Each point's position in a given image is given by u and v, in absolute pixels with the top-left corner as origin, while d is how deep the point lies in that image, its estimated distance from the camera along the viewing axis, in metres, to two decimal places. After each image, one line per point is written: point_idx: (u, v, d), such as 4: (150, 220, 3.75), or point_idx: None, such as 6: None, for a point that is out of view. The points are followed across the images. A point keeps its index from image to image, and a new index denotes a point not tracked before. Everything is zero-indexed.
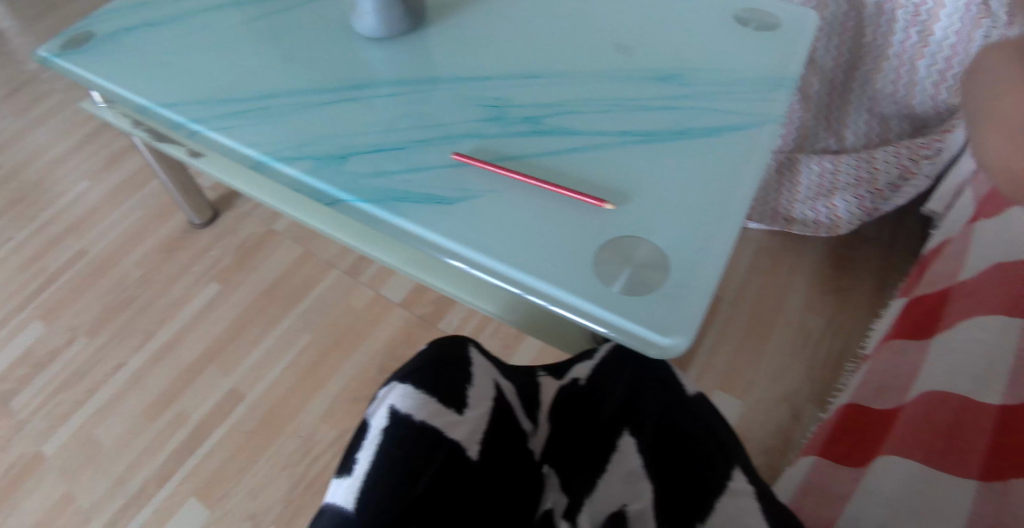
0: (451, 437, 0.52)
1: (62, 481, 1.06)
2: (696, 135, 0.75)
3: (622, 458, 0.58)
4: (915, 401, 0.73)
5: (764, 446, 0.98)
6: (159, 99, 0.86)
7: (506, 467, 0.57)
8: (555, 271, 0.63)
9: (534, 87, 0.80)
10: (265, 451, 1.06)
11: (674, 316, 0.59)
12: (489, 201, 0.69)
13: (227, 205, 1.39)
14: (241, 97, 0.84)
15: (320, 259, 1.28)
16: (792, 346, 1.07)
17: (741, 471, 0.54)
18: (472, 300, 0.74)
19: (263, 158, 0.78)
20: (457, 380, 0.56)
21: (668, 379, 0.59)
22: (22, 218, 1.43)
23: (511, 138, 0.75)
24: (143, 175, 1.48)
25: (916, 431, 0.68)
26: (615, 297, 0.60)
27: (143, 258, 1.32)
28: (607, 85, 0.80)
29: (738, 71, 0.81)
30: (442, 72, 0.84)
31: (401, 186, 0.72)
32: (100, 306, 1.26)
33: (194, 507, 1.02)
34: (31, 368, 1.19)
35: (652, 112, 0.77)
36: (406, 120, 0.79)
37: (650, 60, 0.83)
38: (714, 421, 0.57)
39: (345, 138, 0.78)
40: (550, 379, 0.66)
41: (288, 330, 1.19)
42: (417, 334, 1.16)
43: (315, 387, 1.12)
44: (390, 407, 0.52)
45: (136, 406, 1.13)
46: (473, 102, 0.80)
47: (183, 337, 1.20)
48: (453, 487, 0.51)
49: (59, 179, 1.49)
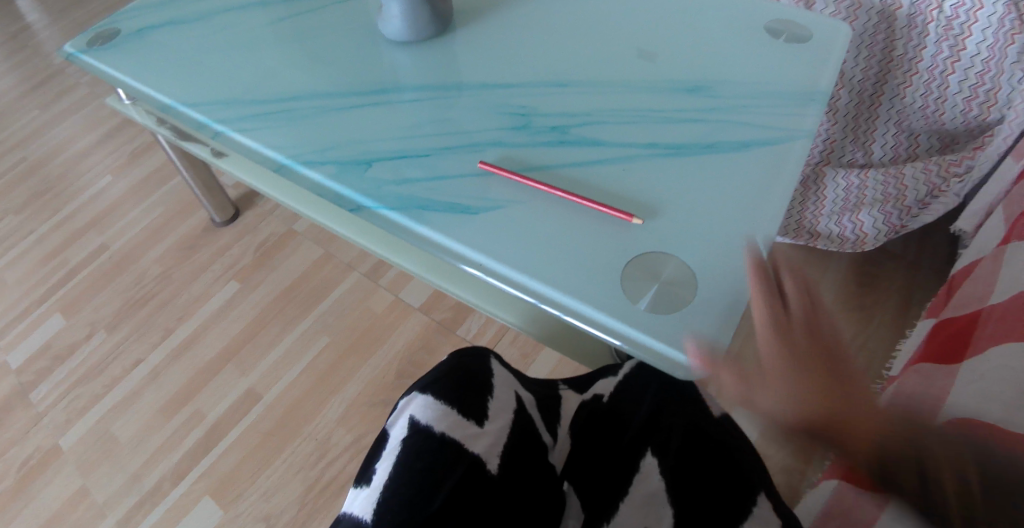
0: (471, 451, 0.50)
1: (78, 475, 1.07)
2: (725, 149, 0.73)
3: (644, 479, 0.57)
4: None
5: (784, 465, 0.97)
6: (184, 99, 0.86)
7: (530, 477, 0.53)
8: (576, 285, 0.62)
9: (560, 96, 0.79)
10: (281, 452, 1.06)
11: (700, 335, 0.57)
12: (514, 211, 0.68)
13: (248, 204, 1.39)
14: (263, 98, 0.84)
15: (339, 261, 1.28)
16: None
17: (766, 496, 0.54)
18: (492, 310, 0.73)
19: (286, 161, 0.77)
20: (478, 393, 0.54)
21: (691, 400, 0.61)
22: (46, 211, 1.44)
23: (536, 147, 0.74)
24: (166, 171, 1.49)
25: None
26: (640, 315, 0.59)
27: (163, 255, 1.33)
28: (634, 95, 0.79)
29: (769, 83, 0.79)
30: (467, 78, 0.83)
31: (425, 193, 0.72)
32: (121, 301, 1.27)
33: (209, 505, 1.03)
34: (52, 359, 1.20)
35: (681, 124, 0.76)
36: (430, 126, 0.78)
37: (679, 70, 0.82)
38: (734, 449, 0.57)
39: (370, 143, 0.77)
40: (572, 394, 0.64)
41: (306, 332, 1.19)
42: (435, 339, 1.15)
43: (333, 390, 1.12)
44: (410, 418, 0.51)
45: (153, 403, 1.13)
46: (499, 110, 0.79)
47: (201, 335, 1.21)
48: (475, 500, 0.47)
49: (82, 173, 1.51)
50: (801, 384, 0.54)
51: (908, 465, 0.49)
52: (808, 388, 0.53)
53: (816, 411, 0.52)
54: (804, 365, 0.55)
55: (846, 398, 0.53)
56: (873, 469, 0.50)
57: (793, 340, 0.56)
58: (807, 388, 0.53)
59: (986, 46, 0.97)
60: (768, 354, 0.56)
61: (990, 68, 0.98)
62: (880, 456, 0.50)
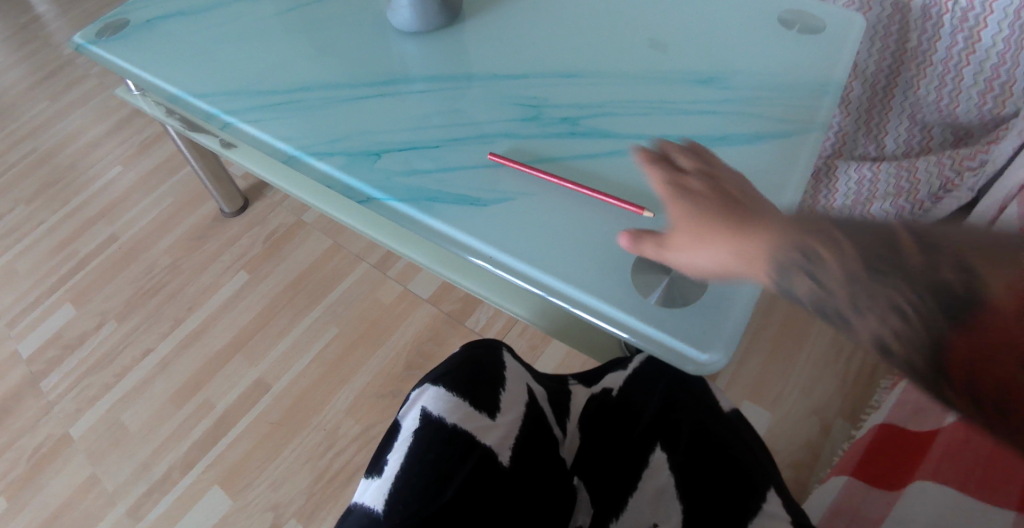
0: (484, 443, 0.50)
1: (88, 464, 1.08)
2: (737, 142, 0.72)
3: (653, 475, 0.56)
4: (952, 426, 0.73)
5: (793, 459, 0.96)
6: (194, 89, 0.86)
7: (538, 472, 0.52)
8: (587, 278, 0.61)
9: (570, 86, 0.79)
10: (290, 442, 1.07)
11: (711, 330, 0.57)
12: (525, 204, 0.68)
13: (257, 194, 1.39)
14: (273, 89, 0.84)
15: (348, 252, 1.28)
16: (823, 357, 1.05)
17: (776, 492, 0.53)
18: (500, 302, 0.72)
19: (296, 152, 0.77)
20: (490, 385, 0.54)
21: (700, 395, 0.58)
22: (56, 201, 1.45)
23: (546, 138, 0.74)
24: (175, 161, 1.49)
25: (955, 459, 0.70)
26: (650, 310, 0.58)
27: (173, 245, 1.33)
28: (646, 87, 0.78)
29: (782, 74, 0.78)
30: (477, 69, 0.82)
31: (434, 185, 0.71)
32: (130, 291, 1.27)
33: (217, 495, 1.03)
34: (62, 349, 1.21)
35: (692, 116, 0.75)
36: (439, 117, 0.78)
37: (691, 61, 0.81)
38: (742, 446, 0.55)
39: (379, 134, 0.77)
40: (581, 387, 0.63)
41: (314, 323, 1.19)
42: (444, 331, 1.15)
43: (342, 380, 1.12)
44: (422, 409, 0.51)
45: (162, 392, 1.14)
46: (508, 101, 0.78)
47: (210, 325, 1.21)
48: (485, 493, 0.47)
49: (93, 163, 1.51)
50: (696, 220, 0.54)
51: (800, 274, 0.45)
52: (709, 225, 0.53)
53: (716, 236, 0.52)
54: (710, 206, 0.55)
55: (743, 219, 0.51)
56: (771, 276, 0.47)
57: (690, 195, 0.58)
58: (710, 220, 0.53)
59: (1001, 39, 0.94)
60: (677, 213, 0.57)
61: (1006, 61, 0.95)
62: (773, 258, 0.47)
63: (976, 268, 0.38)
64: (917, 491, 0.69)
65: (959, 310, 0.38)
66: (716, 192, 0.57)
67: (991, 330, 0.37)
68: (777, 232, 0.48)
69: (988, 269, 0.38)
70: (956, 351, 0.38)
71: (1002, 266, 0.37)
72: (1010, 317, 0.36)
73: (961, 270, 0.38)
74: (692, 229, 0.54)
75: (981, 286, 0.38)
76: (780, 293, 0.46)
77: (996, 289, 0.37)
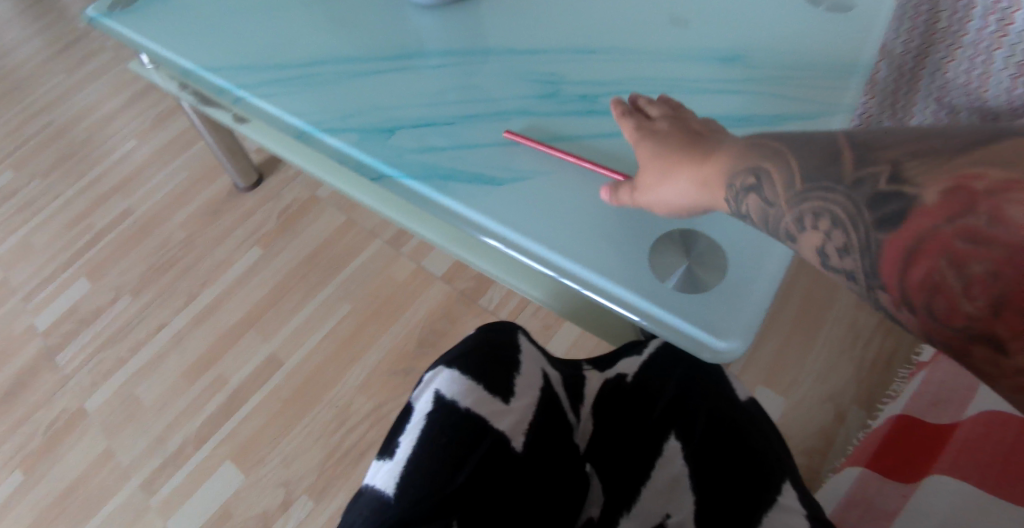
0: (496, 428, 0.49)
1: (103, 437, 1.09)
2: (760, 122, 0.70)
3: (667, 463, 0.55)
4: (972, 420, 0.71)
5: (806, 446, 0.95)
6: (206, 63, 0.85)
7: (551, 458, 0.52)
8: (603, 261, 0.60)
9: (589, 63, 0.77)
10: (302, 418, 1.07)
11: (730, 315, 0.56)
12: (541, 183, 0.66)
13: (271, 169, 1.38)
14: (286, 63, 0.82)
15: (362, 228, 1.26)
16: (841, 343, 1.03)
17: (790, 485, 0.51)
18: (512, 282, 0.70)
19: (308, 128, 0.76)
20: (505, 368, 0.53)
21: (719, 385, 0.57)
22: (71, 174, 1.45)
23: (564, 116, 0.72)
24: (190, 135, 1.48)
25: (975, 455, 0.68)
26: (668, 293, 0.57)
27: (187, 220, 1.33)
28: (668, 64, 0.76)
29: (807, 55, 0.76)
30: (493, 43, 0.80)
31: (448, 162, 0.70)
32: (145, 265, 1.28)
33: (230, 470, 1.04)
34: (78, 323, 1.22)
35: (714, 95, 0.73)
36: (454, 92, 0.76)
37: (715, 38, 0.78)
38: (759, 438, 0.54)
39: (392, 110, 0.76)
40: (595, 372, 0.61)
41: (327, 300, 1.18)
42: (457, 309, 1.14)
43: (354, 357, 1.12)
44: (435, 392, 0.50)
45: (176, 367, 1.15)
46: (524, 77, 0.76)
47: (224, 301, 1.21)
48: (496, 478, 0.47)
49: (108, 136, 1.51)
50: (660, 155, 0.56)
51: (748, 194, 0.49)
52: (671, 158, 0.55)
53: (677, 165, 0.54)
54: (671, 139, 0.57)
55: (701, 146, 0.54)
56: (726, 198, 0.51)
57: (655, 133, 0.59)
58: (672, 153, 0.56)
59: None
60: (640, 152, 0.59)
61: None
62: (727, 179, 0.51)
63: (905, 174, 0.41)
64: (933, 483, 0.69)
65: (892, 222, 0.41)
66: (677, 127, 0.59)
67: (925, 240, 0.39)
68: (731, 155, 0.51)
69: (920, 177, 0.41)
70: (899, 270, 0.40)
71: (937, 172, 0.40)
72: (940, 225, 0.39)
73: (890, 179, 0.42)
74: (658, 165, 0.56)
75: (912, 192, 0.40)
76: (734, 213, 0.51)
77: (929, 191, 0.40)
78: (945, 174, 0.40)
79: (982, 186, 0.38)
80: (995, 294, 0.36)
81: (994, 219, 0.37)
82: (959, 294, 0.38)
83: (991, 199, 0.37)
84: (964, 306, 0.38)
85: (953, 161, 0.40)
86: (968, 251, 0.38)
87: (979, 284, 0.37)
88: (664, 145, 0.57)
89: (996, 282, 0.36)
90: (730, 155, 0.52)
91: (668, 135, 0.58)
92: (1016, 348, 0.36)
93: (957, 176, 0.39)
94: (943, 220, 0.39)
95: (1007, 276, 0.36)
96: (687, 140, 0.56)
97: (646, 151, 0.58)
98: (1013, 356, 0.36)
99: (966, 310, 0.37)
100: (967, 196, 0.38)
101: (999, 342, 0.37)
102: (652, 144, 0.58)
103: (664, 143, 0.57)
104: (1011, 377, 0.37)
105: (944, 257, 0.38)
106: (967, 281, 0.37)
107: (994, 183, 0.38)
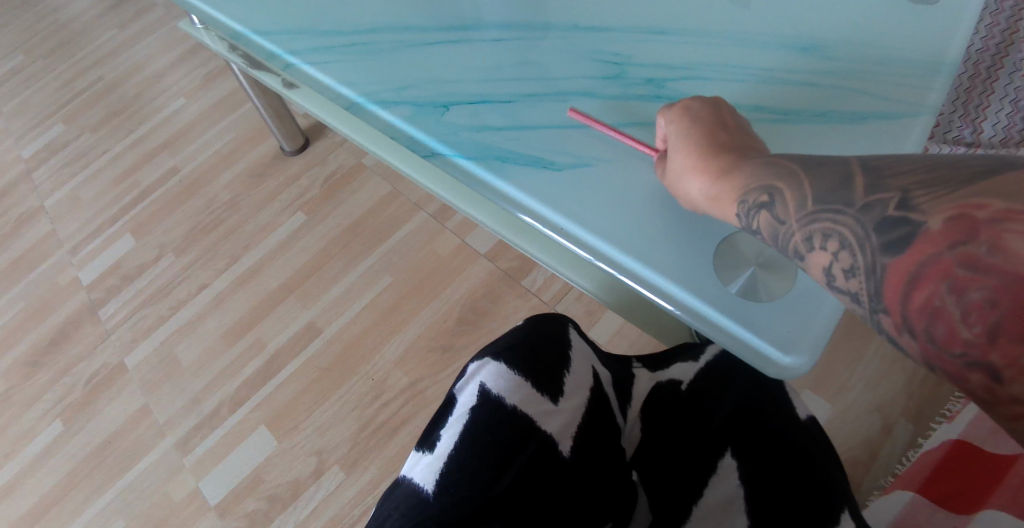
0: (543, 429, 0.47)
1: (143, 393, 1.12)
2: (839, 120, 0.66)
3: (721, 480, 0.53)
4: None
5: (849, 455, 0.92)
6: (257, 26, 0.83)
7: (600, 464, 0.50)
8: (658, 259, 0.57)
9: (657, 45, 0.72)
10: (338, 388, 1.07)
11: (792, 328, 0.53)
12: (603, 172, 0.63)
13: (319, 134, 1.36)
14: (340, 30, 0.80)
15: (406, 200, 1.24)
16: (893, 352, 0.98)
17: (849, 515, 0.47)
18: (562, 270, 0.66)
19: (359, 99, 0.74)
20: (554, 363, 0.51)
21: (780, 400, 0.55)
22: (120, 129, 1.47)
23: (628, 101, 0.68)
24: (238, 96, 1.47)
25: None
26: (736, 300, 0.54)
27: (232, 181, 1.33)
28: (739, 50, 0.71)
29: (894, 46, 0.70)
30: (555, 18, 0.76)
31: (504, 143, 0.67)
32: (190, 225, 1.28)
33: (264, 434, 1.05)
34: (122, 279, 1.24)
35: (788, 87, 0.68)
36: (513, 69, 0.73)
37: (794, 22, 0.72)
38: (824, 462, 0.50)
39: (448, 84, 0.73)
40: (644, 371, 0.61)
41: (369, 271, 1.17)
42: (499, 289, 1.11)
43: (392, 330, 1.11)
44: (480, 385, 0.48)
45: (215, 330, 1.16)
46: (585, 57, 0.73)
47: (266, 265, 1.21)
48: (541, 483, 0.45)
49: (159, 93, 1.51)
50: (692, 145, 0.53)
51: (759, 211, 0.48)
52: (700, 150, 0.53)
53: (703, 163, 0.52)
54: (704, 128, 0.54)
55: (727, 151, 0.52)
56: (737, 214, 0.49)
57: (690, 116, 0.56)
58: (701, 146, 0.53)
59: None
60: (674, 133, 0.56)
61: None
62: (739, 195, 0.49)
63: (912, 201, 0.40)
64: (988, 516, 0.66)
65: (899, 246, 0.40)
66: (713, 116, 0.55)
67: (928, 265, 0.39)
68: (749, 170, 0.49)
69: (926, 204, 0.40)
70: (902, 294, 0.40)
71: (942, 200, 0.39)
72: (943, 252, 0.38)
73: (900, 206, 0.41)
74: (687, 154, 0.53)
75: (919, 219, 0.40)
76: (744, 229, 0.50)
77: (934, 218, 0.39)
78: (951, 202, 0.39)
79: (983, 215, 0.37)
80: (991, 322, 0.36)
81: (993, 249, 0.36)
82: (957, 320, 0.38)
83: (991, 229, 0.37)
84: (962, 333, 0.37)
85: (958, 189, 0.39)
86: (968, 278, 0.37)
87: (976, 311, 0.37)
88: (696, 134, 0.54)
89: (992, 310, 0.36)
90: (750, 168, 0.50)
91: (701, 121, 0.55)
92: (1011, 376, 0.36)
93: (961, 204, 0.38)
94: (945, 247, 0.38)
95: (1004, 305, 0.36)
96: (723, 140, 0.53)
97: (678, 137, 0.55)
98: (1007, 384, 0.36)
99: (963, 336, 0.37)
100: (969, 225, 0.38)
101: (994, 369, 0.37)
102: (685, 130, 0.55)
103: (697, 131, 0.54)
104: (1006, 404, 0.37)
105: (945, 284, 0.38)
106: (965, 308, 0.37)
107: (995, 212, 0.37)
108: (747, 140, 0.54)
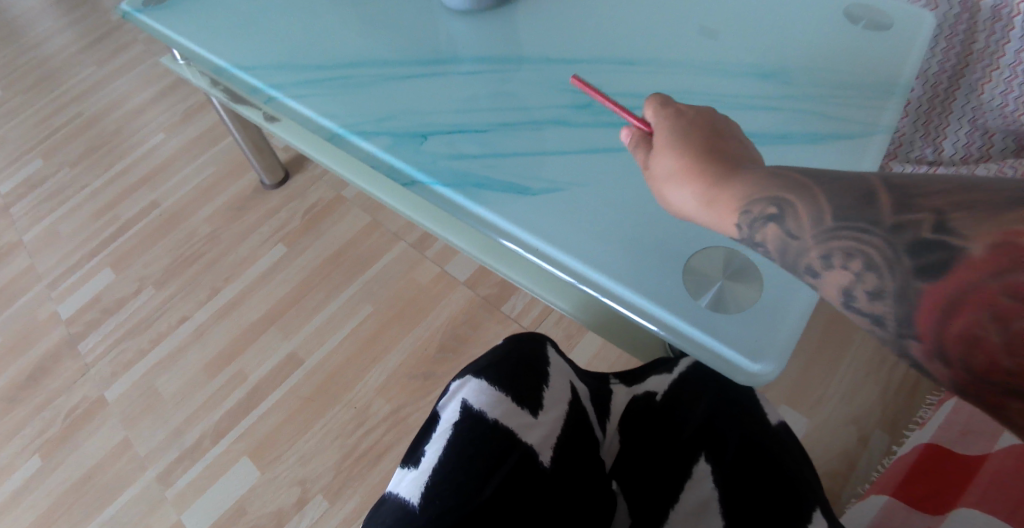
0: (524, 441, 0.48)
1: (122, 427, 1.10)
2: (799, 140, 0.69)
3: (696, 486, 0.54)
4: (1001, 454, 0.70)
5: (827, 467, 0.94)
6: (239, 62, 0.85)
7: (579, 474, 0.51)
8: (636, 277, 0.59)
9: (628, 75, 0.76)
10: (321, 417, 1.07)
11: (764, 338, 0.55)
12: (579, 195, 0.65)
13: (298, 167, 1.38)
14: (320, 65, 0.82)
15: (386, 230, 1.26)
16: (866, 366, 1.00)
17: (821, 512, 0.50)
18: (543, 293, 0.68)
19: (341, 130, 0.76)
20: (535, 378, 0.53)
21: (751, 408, 0.56)
22: (100, 164, 1.47)
23: (599, 127, 0.71)
24: (217, 130, 1.49)
25: (1002, 487, 0.67)
26: (704, 313, 0.56)
27: (212, 215, 1.34)
28: (704, 77, 0.74)
29: (850, 72, 0.74)
30: (530, 52, 0.79)
31: (482, 170, 0.70)
32: (170, 258, 1.28)
33: (246, 465, 1.04)
34: (100, 312, 1.23)
35: (752, 111, 0.71)
36: (489, 99, 0.76)
37: (755, 50, 0.76)
38: (794, 466, 0.53)
39: (426, 115, 0.76)
40: (621, 387, 0.63)
41: (350, 300, 1.18)
42: (479, 315, 1.13)
43: (374, 358, 1.12)
44: (462, 402, 0.49)
45: (195, 362, 1.15)
46: (559, 87, 0.76)
47: (247, 296, 1.22)
48: (526, 492, 0.46)
49: (138, 129, 1.52)
50: (679, 154, 0.55)
51: (768, 223, 0.50)
52: (689, 161, 0.55)
53: (695, 174, 0.54)
54: (695, 139, 0.56)
55: (727, 163, 0.54)
56: (739, 224, 0.52)
57: (678, 123, 0.58)
58: (695, 156, 0.55)
59: None
60: (659, 139, 0.58)
61: None
62: (743, 206, 0.51)
63: (950, 225, 0.42)
64: (963, 516, 0.67)
65: (933, 271, 0.42)
66: (701, 124, 0.57)
67: (970, 293, 0.41)
68: (753, 183, 0.52)
69: (968, 229, 0.41)
70: (938, 320, 0.42)
71: (984, 226, 0.41)
72: (986, 278, 0.40)
73: (936, 229, 0.42)
74: (673, 164, 0.56)
75: (959, 244, 0.41)
76: (746, 240, 0.52)
77: (977, 243, 0.41)
78: (994, 228, 0.40)
79: None
80: None
81: None
82: (999, 349, 0.39)
83: None
84: (1003, 362, 0.39)
85: (1000, 214, 0.40)
86: (1012, 308, 0.39)
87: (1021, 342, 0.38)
88: (683, 143, 0.56)
89: None
90: (753, 181, 0.52)
91: (688, 129, 0.57)
92: None
93: (1007, 231, 0.40)
94: (988, 275, 0.40)
95: None
96: (715, 150, 0.55)
97: (662, 144, 0.57)
98: None
99: (1005, 366, 0.39)
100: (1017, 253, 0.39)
101: None
102: (670, 137, 0.57)
103: (684, 140, 0.56)
104: None
105: (988, 313, 0.40)
106: (1010, 337, 0.39)
107: None
108: (741, 151, 0.57)
